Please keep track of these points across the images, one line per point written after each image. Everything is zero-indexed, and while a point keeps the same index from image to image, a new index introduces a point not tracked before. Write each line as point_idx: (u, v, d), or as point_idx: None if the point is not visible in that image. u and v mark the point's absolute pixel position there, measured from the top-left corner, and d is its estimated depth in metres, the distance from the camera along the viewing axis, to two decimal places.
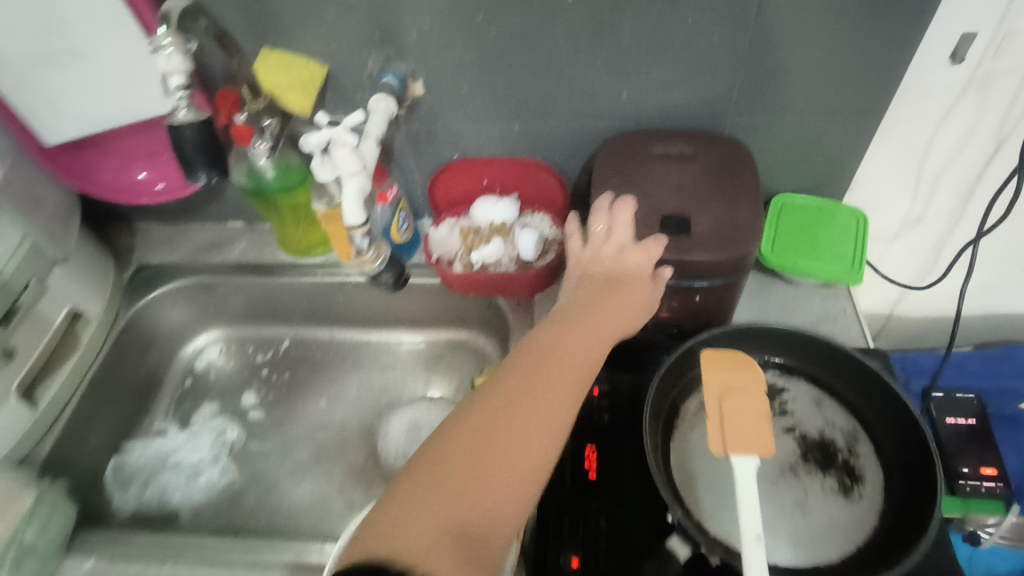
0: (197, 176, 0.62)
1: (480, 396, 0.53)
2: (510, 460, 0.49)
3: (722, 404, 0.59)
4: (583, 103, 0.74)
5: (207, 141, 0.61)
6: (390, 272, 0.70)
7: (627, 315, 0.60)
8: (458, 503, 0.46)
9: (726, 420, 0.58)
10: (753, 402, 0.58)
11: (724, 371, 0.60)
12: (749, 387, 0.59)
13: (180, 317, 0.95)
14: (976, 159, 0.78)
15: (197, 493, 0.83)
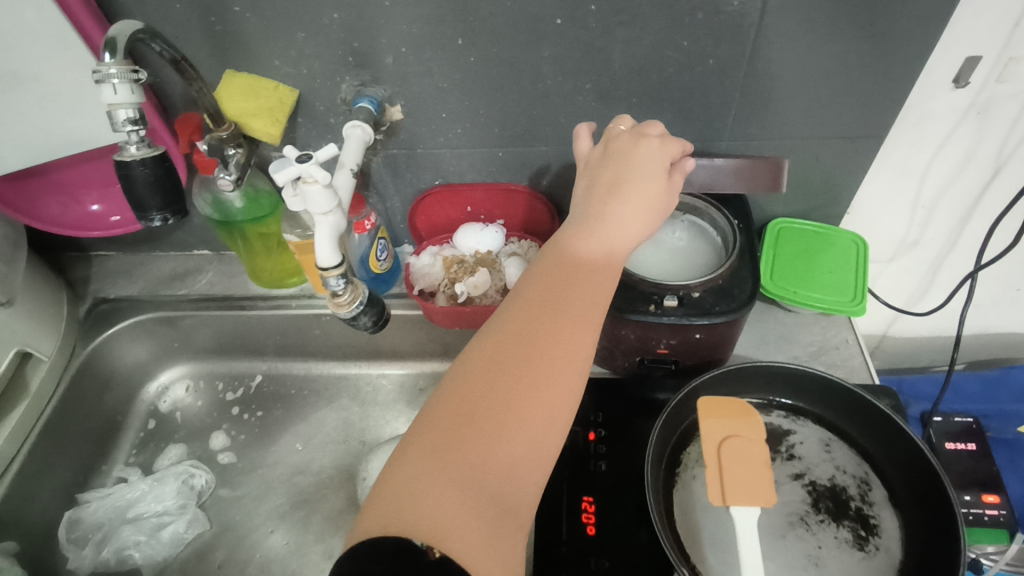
0: (151, 218, 0.57)
1: (488, 334, 0.48)
2: (524, 407, 0.45)
3: (721, 451, 0.54)
4: (572, 129, 0.70)
5: (162, 179, 0.55)
6: (371, 317, 0.61)
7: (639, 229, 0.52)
8: (467, 469, 0.42)
9: (725, 469, 0.53)
10: (754, 448, 0.54)
11: (721, 415, 0.55)
12: (748, 433, 0.54)
13: (142, 353, 0.89)
14: (974, 184, 0.76)
15: (161, 549, 0.76)
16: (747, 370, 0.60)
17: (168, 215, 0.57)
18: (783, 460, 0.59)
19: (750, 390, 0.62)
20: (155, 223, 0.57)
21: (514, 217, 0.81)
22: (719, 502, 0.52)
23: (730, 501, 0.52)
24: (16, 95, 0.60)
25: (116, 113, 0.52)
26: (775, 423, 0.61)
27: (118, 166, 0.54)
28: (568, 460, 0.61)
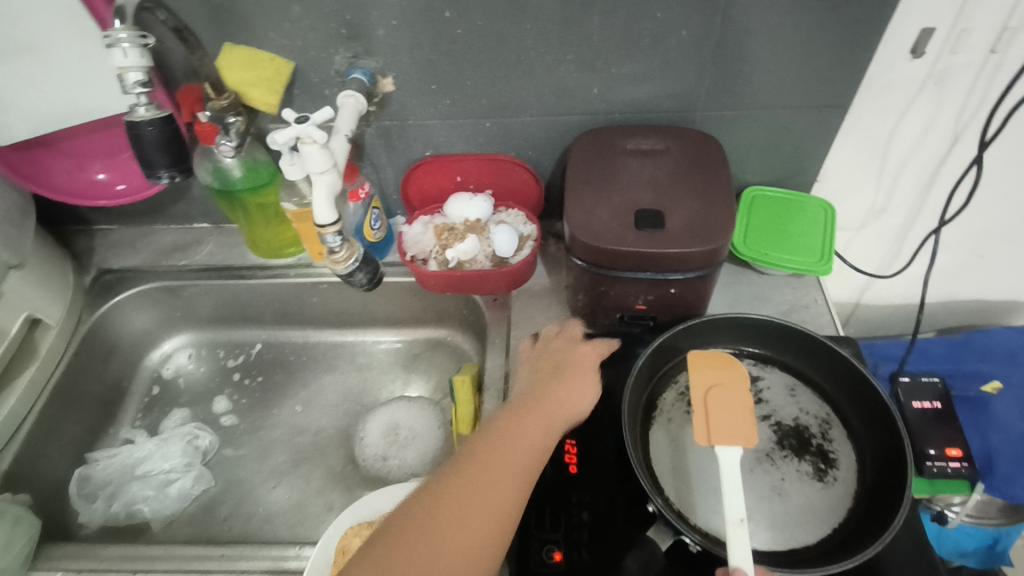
0: (158, 175, 0.60)
1: (455, 460, 0.53)
2: (487, 511, 0.49)
3: (706, 398, 0.59)
4: (555, 100, 0.74)
5: (169, 140, 0.59)
6: (367, 273, 0.65)
7: (587, 378, 0.61)
8: (433, 557, 0.47)
9: (710, 412, 0.58)
10: (737, 397, 0.59)
11: (710, 369, 0.61)
12: (733, 382, 0.60)
13: (145, 322, 0.92)
14: (935, 153, 0.80)
15: (169, 503, 0.80)
16: (715, 323, 0.65)
17: (174, 173, 0.61)
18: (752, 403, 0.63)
19: (721, 342, 0.67)
20: (162, 180, 0.61)
21: (501, 187, 0.84)
22: (705, 442, 0.57)
23: (715, 439, 0.56)
24: (24, 66, 0.63)
25: (126, 75, 0.56)
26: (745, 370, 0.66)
27: (128, 126, 0.57)
28: None
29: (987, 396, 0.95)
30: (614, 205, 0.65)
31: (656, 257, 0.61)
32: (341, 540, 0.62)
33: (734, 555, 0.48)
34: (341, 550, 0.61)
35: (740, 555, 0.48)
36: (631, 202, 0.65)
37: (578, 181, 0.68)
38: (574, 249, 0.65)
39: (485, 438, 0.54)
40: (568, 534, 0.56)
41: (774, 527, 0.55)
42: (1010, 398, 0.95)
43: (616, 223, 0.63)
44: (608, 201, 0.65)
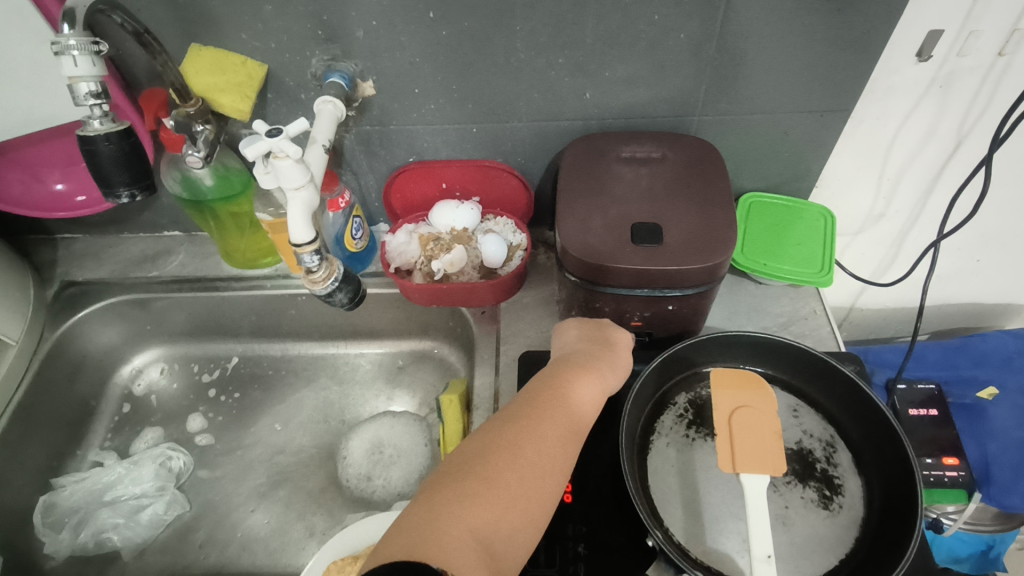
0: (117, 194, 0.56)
1: (487, 429, 0.50)
2: (525, 479, 0.46)
3: (731, 421, 0.58)
4: (546, 104, 0.70)
5: (129, 155, 0.54)
6: (348, 293, 0.60)
7: (614, 359, 0.59)
8: (473, 514, 0.43)
9: (735, 436, 0.57)
10: (765, 421, 0.57)
11: (735, 393, 0.60)
12: (761, 406, 0.59)
13: (113, 337, 0.87)
14: (937, 157, 0.78)
15: (141, 531, 0.76)
16: (714, 341, 0.62)
17: (135, 191, 0.56)
18: None
19: (720, 359, 0.64)
20: (122, 199, 0.56)
21: (489, 193, 0.81)
22: (728, 467, 0.55)
23: (739, 464, 0.55)
24: None
25: (77, 87, 0.52)
26: None
27: (81, 141, 0.53)
28: None
29: (983, 403, 0.95)
30: (608, 217, 0.62)
31: (653, 274, 0.58)
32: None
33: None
34: None
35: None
36: (627, 214, 0.62)
37: (571, 192, 0.64)
38: (568, 265, 0.61)
39: (516, 411, 0.52)
40: (563, 569, 0.54)
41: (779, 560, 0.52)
42: (1006, 404, 0.94)
43: (612, 237, 0.60)
44: (603, 213, 0.62)
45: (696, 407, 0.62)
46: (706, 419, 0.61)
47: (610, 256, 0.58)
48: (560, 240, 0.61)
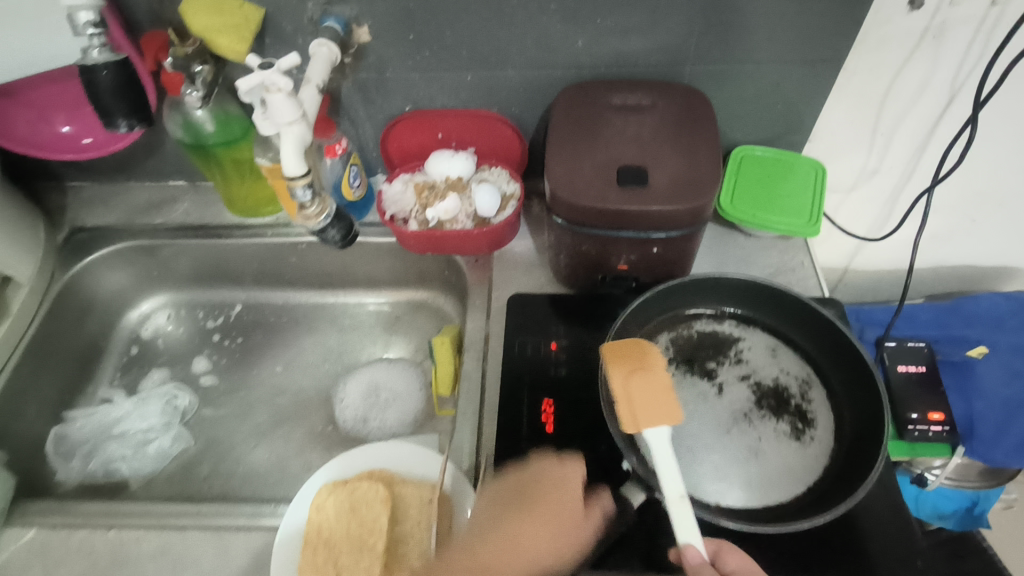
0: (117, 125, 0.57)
1: None
2: None
3: (626, 383, 0.53)
4: (538, 52, 0.71)
5: (128, 84, 0.56)
6: (340, 230, 0.63)
7: (569, 522, 0.52)
8: None
9: (633, 398, 0.52)
10: (654, 376, 0.53)
11: (621, 354, 0.54)
12: (648, 362, 0.54)
13: (122, 281, 0.91)
14: (931, 112, 0.77)
15: (148, 463, 0.78)
16: (696, 283, 0.64)
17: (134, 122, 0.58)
18: (731, 364, 0.62)
19: (702, 302, 0.66)
20: (121, 130, 0.58)
21: (484, 144, 0.82)
22: (631, 430, 0.52)
23: (642, 426, 0.51)
24: None
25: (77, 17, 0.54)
26: (726, 330, 0.65)
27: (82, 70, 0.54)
28: (530, 369, 0.65)
29: (973, 361, 0.96)
30: (596, 161, 0.63)
31: (638, 215, 0.59)
32: (314, 499, 0.59)
33: (683, 533, 0.48)
34: (315, 510, 0.58)
35: (688, 531, 0.48)
36: (615, 159, 0.63)
37: (561, 136, 0.65)
38: (555, 208, 0.63)
39: None
40: None
41: (748, 487, 0.55)
42: (995, 363, 0.95)
43: (599, 180, 0.61)
44: (591, 157, 0.63)
45: (677, 346, 0.64)
46: (686, 357, 0.63)
47: (595, 198, 0.60)
48: (548, 183, 0.62)
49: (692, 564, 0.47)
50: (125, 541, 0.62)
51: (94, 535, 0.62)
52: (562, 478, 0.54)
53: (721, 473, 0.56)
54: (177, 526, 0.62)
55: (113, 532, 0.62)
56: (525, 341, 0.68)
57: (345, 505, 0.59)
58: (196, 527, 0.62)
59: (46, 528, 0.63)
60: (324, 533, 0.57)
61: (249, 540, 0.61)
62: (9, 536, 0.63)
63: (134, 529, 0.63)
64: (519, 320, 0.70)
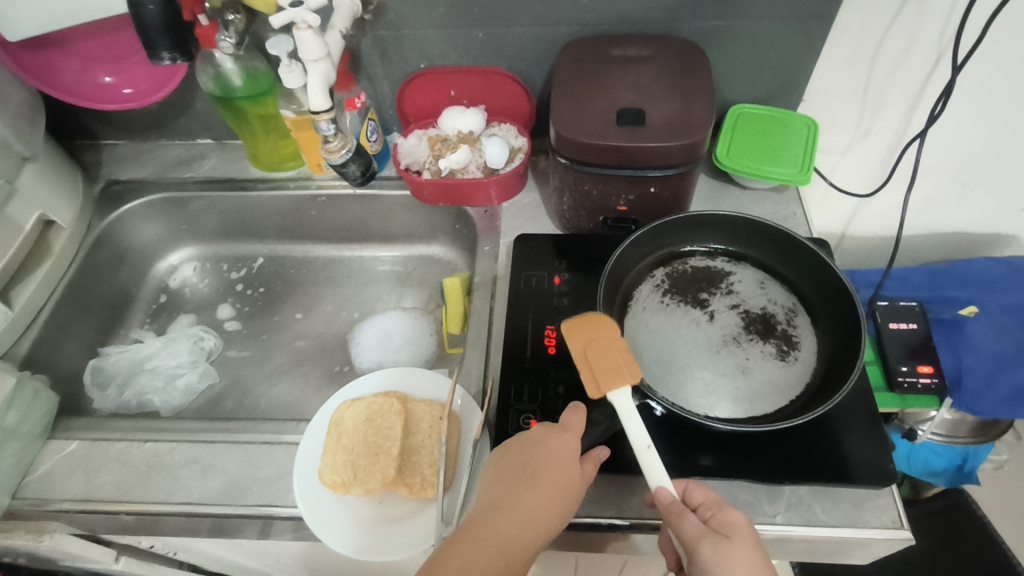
0: (160, 58, 0.64)
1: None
2: None
3: (586, 353, 0.55)
4: (545, 9, 0.76)
5: (170, 21, 0.62)
6: (359, 166, 0.73)
7: (567, 485, 0.49)
8: None
9: (593, 365, 0.54)
10: (610, 343, 0.55)
11: (579, 327, 0.56)
12: (607, 333, 0.56)
13: (153, 233, 0.97)
14: (918, 72, 0.80)
15: (177, 396, 0.84)
16: (692, 221, 0.69)
17: (176, 55, 0.64)
18: (722, 295, 0.67)
19: (696, 239, 0.71)
20: (164, 62, 0.64)
21: (494, 102, 0.87)
22: (597, 394, 0.53)
23: (605, 387, 0.53)
24: None
25: None
26: (719, 266, 0.69)
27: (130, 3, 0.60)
28: (534, 299, 0.70)
29: (963, 319, 0.97)
30: (598, 105, 0.67)
31: (636, 152, 0.64)
32: (334, 413, 0.65)
33: (654, 478, 0.51)
34: (334, 421, 0.64)
35: (657, 475, 0.51)
36: (615, 102, 0.68)
37: (565, 83, 0.70)
38: (560, 148, 0.67)
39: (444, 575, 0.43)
40: (544, 404, 0.61)
41: (735, 399, 0.59)
42: (984, 322, 0.97)
43: (599, 121, 0.66)
44: (593, 101, 0.68)
45: (672, 279, 0.69)
46: (680, 288, 0.68)
47: (595, 135, 0.65)
48: (553, 126, 0.67)
49: (664, 504, 0.50)
50: (160, 452, 0.67)
51: (131, 448, 0.68)
52: (557, 444, 0.51)
53: (710, 387, 0.60)
54: (207, 439, 0.68)
55: (148, 444, 0.68)
56: (531, 275, 0.73)
57: (362, 417, 0.65)
58: (225, 440, 0.67)
59: (87, 441, 0.68)
60: (343, 440, 0.63)
61: (273, 453, 0.66)
62: (53, 448, 0.68)
63: (167, 441, 0.68)
64: (525, 256, 0.75)
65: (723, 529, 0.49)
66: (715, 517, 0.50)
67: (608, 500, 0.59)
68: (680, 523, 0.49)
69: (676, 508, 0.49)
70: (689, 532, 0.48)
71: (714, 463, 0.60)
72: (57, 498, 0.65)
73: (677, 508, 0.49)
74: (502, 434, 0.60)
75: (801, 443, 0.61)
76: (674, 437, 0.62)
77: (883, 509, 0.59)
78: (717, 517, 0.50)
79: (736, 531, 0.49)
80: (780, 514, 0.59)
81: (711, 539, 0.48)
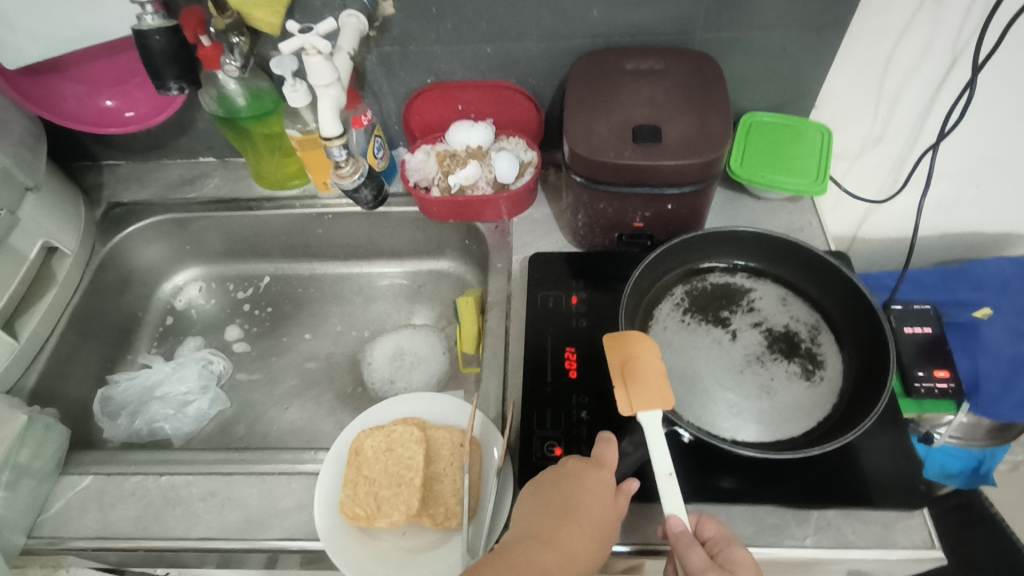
0: (168, 86, 0.67)
1: None
2: None
3: (623, 370, 0.55)
4: (554, 22, 0.74)
5: (176, 50, 0.65)
6: (372, 190, 0.74)
7: (604, 522, 0.48)
8: None
9: (628, 382, 0.54)
10: (649, 365, 0.55)
11: (622, 343, 0.56)
12: (647, 355, 0.55)
13: (157, 254, 0.95)
14: (933, 77, 0.79)
15: (188, 422, 0.83)
16: (711, 237, 0.68)
17: (183, 84, 0.67)
18: (744, 312, 0.66)
19: (715, 256, 0.70)
20: (172, 92, 0.67)
21: (503, 115, 0.85)
22: (627, 413, 0.53)
23: (636, 407, 0.53)
24: None
25: None
26: (739, 283, 0.69)
27: (137, 35, 0.63)
28: (552, 320, 0.70)
29: (977, 322, 0.96)
30: (612, 121, 0.66)
31: (652, 170, 0.63)
32: (353, 442, 0.64)
33: (668, 505, 0.50)
34: (354, 451, 0.63)
35: (673, 502, 0.50)
36: (629, 118, 0.66)
37: (578, 99, 0.68)
38: (574, 166, 0.66)
39: None
40: (567, 431, 0.61)
41: (761, 422, 0.58)
42: (1000, 324, 0.96)
43: (615, 138, 0.65)
44: (607, 118, 0.66)
45: (692, 297, 0.68)
46: (700, 306, 0.67)
47: (609, 153, 0.63)
48: (566, 142, 0.66)
49: (674, 533, 0.49)
50: (175, 485, 0.66)
51: (146, 482, 0.66)
52: (594, 480, 0.50)
53: (736, 410, 0.59)
54: (223, 471, 0.66)
55: (163, 478, 0.66)
56: (547, 294, 0.72)
57: (383, 446, 0.63)
58: (241, 472, 0.66)
59: (101, 476, 0.67)
60: (364, 470, 0.62)
61: (292, 484, 0.65)
62: (67, 483, 0.67)
63: (182, 475, 0.67)
64: (540, 275, 0.74)
65: (728, 565, 0.48)
66: (722, 553, 0.49)
67: (635, 527, 0.58)
68: (687, 554, 0.47)
69: (685, 538, 0.48)
70: (694, 563, 0.47)
71: (736, 486, 0.59)
72: (73, 536, 0.63)
73: (686, 538, 0.48)
74: (527, 464, 0.59)
75: (827, 464, 0.60)
76: (698, 460, 0.61)
77: (914, 529, 0.58)
78: (725, 553, 0.49)
79: (741, 569, 0.48)
80: (809, 538, 0.58)
81: (716, 573, 0.47)
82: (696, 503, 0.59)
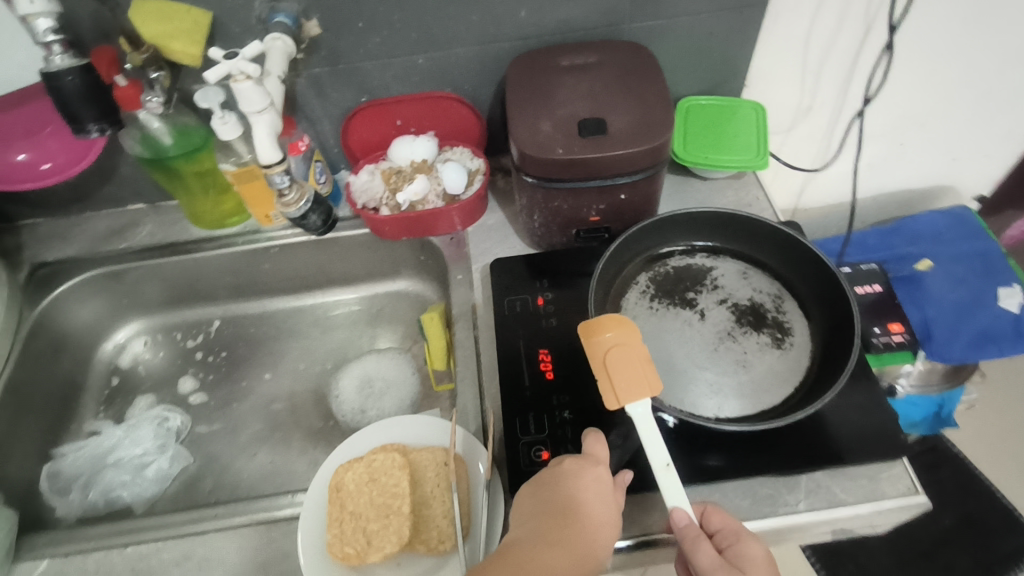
0: (86, 129, 0.64)
1: None
2: None
3: (607, 360, 0.53)
4: (484, 27, 0.74)
5: (91, 89, 0.62)
6: (319, 216, 0.73)
7: (603, 520, 0.48)
8: None
9: (614, 375, 0.53)
10: (632, 351, 0.53)
11: (602, 328, 0.54)
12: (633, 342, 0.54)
13: (91, 312, 0.89)
14: (850, 44, 0.82)
15: (149, 486, 0.77)
16: (669, 221, 0.69)
17: (103, 125, 0.65)
18: (710, 291, 0.67)
19: (674, 239, 0.71)
20: (92, 134, 0.65)
21: (443, 127, 0.84)
22: (614, 404, 0.52)
23: (624, 400, 0.52)
24: None
25: (36, 24, 0.58)
26: (701, 263, 0.70)
27: (48, 78, 0.60)
28: (521, 323, 0.69)
29: (920, 273, 0.98)
30: (555, 117, 0.66)
31: (601, 160, 0.63)
32: (332, 478, 0.61)
33: (671, 497, 0.50)
34: (335, 487, 0.60)
35: (675, 495, 0.50)
36: (572, 113, 0.66)
37: (517, 99, 0.68)
38: (524, 167, 0.66)
39: None
40: (552, 434, 0.60)
41: (741, 395, 0.59)
42: (940, 272, 0.98)
43: (560, 133, 0.64)
44: (550, 115, 0.66)
45: (657, 283, 0.68)
46: (666, 290, 0.67)
47: (555, 147, 0.63)
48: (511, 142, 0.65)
49: (680, 527, 0.48)
50: (142, 555, 0.61)
51: (111, 555, 0.62)
52: (592, 478, 0.49)
53: (715, 387, 0.59)
54: (194, 530, 0.62)
55: (129, 548, 0.62)
56: (514, 298, 0.71)
57: (364, 477, 0.61)
58: (215, 528, 0.62)
59: (59, 557, 0.62)
60: (348, 506, 0.59)
61: (272, 532, 0.61)
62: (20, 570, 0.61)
63: (149, 542, 0.62)
64: (503, 280, 0.73)
65: (738, 560, 0.48)
66: (732, 548, 0.48)
67: (634, 519, 0.57)
68: (694, 550, 0.47)
69: (692, 532, 0.47)
70: (704, 560, 0.46)
71: (723, 463, 0.59)
72: None
73: (693, 533, 0.47)
74: (518, 474, 0.57)
75: (809, 427, 0.61)
76: (686, 441, 0.61)
77: (896, 478, 0.60)
78: (735, 547, 0.48)
79: (751, 564, 0.47)
80: (802, 502, 0.59)
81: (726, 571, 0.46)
82: (689, 485, 0.59)
